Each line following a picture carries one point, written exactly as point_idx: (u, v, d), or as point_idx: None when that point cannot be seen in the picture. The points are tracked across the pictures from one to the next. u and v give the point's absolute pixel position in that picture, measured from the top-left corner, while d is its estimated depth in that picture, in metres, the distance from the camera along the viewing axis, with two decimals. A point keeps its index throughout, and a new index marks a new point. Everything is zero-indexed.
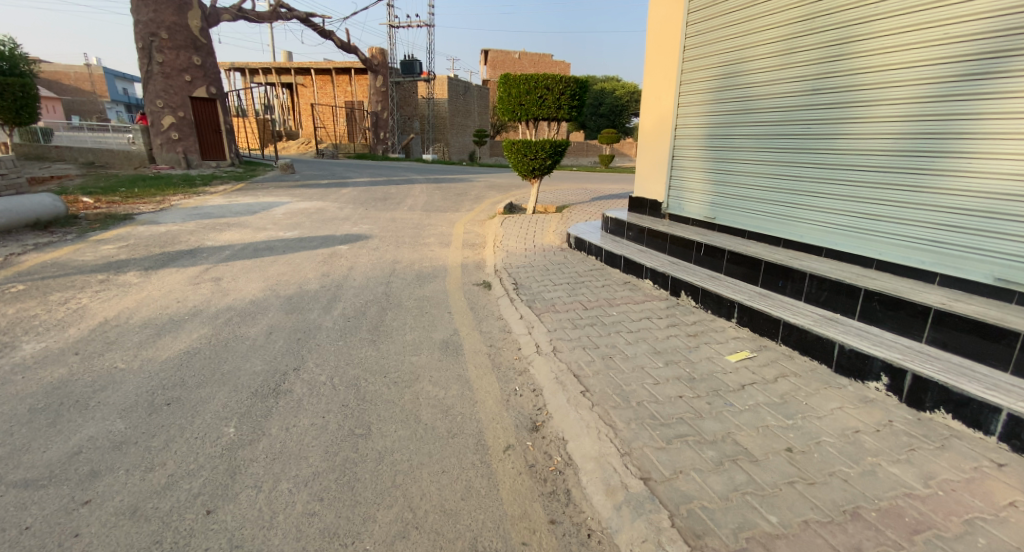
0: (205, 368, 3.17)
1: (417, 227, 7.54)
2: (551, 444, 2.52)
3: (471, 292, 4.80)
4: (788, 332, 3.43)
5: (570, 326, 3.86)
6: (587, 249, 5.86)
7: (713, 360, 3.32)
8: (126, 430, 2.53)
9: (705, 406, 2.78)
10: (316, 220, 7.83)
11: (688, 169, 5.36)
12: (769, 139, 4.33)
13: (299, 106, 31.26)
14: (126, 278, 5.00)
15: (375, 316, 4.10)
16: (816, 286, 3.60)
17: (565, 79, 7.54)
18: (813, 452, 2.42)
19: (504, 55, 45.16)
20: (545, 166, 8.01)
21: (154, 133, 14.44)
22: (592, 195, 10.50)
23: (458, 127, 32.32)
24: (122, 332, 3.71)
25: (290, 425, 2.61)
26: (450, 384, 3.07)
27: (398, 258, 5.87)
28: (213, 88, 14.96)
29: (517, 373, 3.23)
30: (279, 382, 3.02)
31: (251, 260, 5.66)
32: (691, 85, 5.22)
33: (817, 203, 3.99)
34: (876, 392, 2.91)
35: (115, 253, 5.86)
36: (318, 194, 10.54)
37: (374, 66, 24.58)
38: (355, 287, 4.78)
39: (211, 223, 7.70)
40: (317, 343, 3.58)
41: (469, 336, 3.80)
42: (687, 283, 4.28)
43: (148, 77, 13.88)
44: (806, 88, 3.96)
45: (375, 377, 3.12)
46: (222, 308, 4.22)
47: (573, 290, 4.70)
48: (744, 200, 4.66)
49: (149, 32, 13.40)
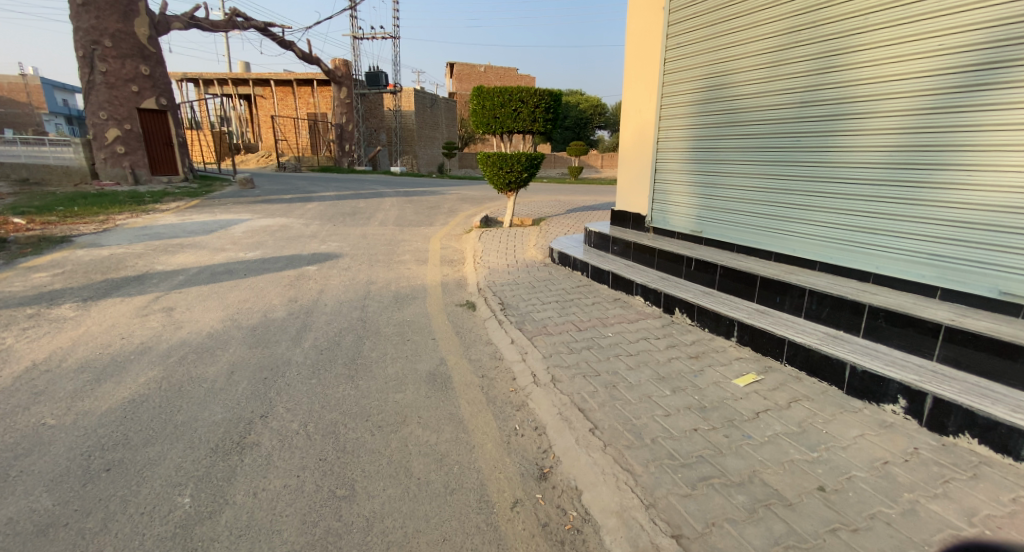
0: (154, 421, 2.77)
1: (390, 244, 7.16)
2: (564, 496, 2.23)
3: (455, 315, 4.49)
4: (793, 351, 3.14)
5: (566, 351, 3.59)
6: (572, 264, 5.64)
7: (720, 385, 3.02)
8: (55, 508, 2.12)
9: (723, 440, 2.47)
10: (280, 239, 7.34)
11: (673, 183, 5.22)
12: (758, 153, 4.20)
13: (257, 118, 30.25)
14: (60, 311, 4.46)
15: (351, 347, 3.72)
16: (817, 302, 3.36)
17: (539, 91, 7.34)
18: (847, 490, 2.14)
19: (470, 68, 45.31)
20: (521, 179, 7.79)
21: (98, 147, 13.54)
22: (568, 207, 10.36)
23: (426, 139, 31.97)
24: (54, 379, 3.24)
25: (258, 489, 2.25)
26: (442, 426, 2.74)
27: (373, 278, 5.49)
28: (164, 99, 14.15)
29: (515, 408, 2.94)
30: (243, 434, 2.65)
31: (208, 285, 5.17)
32: (674, 98, 5.10)
33: (810, 217, 3.86)
34: (893, 416, 2.63)
35: (48, 282, 5.27)
36: (281, 210, 10.00)
37: (338, 77, 23.95)
38: (327, 314, 4.39)
39: (162, 244, 7.12)
40: (287, 382, 3.19)
41: (457, 366, 3.47)
42: (681, 301, 4.07)
43: (90, 88, 13.00)
44: (795, 100, 3.85)
45: (356, 422, 2.77)
46: (175, 344, 3.77)
47: (563, 310, 4.45)
48: (733, 214, 4.52)
49: (91, 39, 12.56)
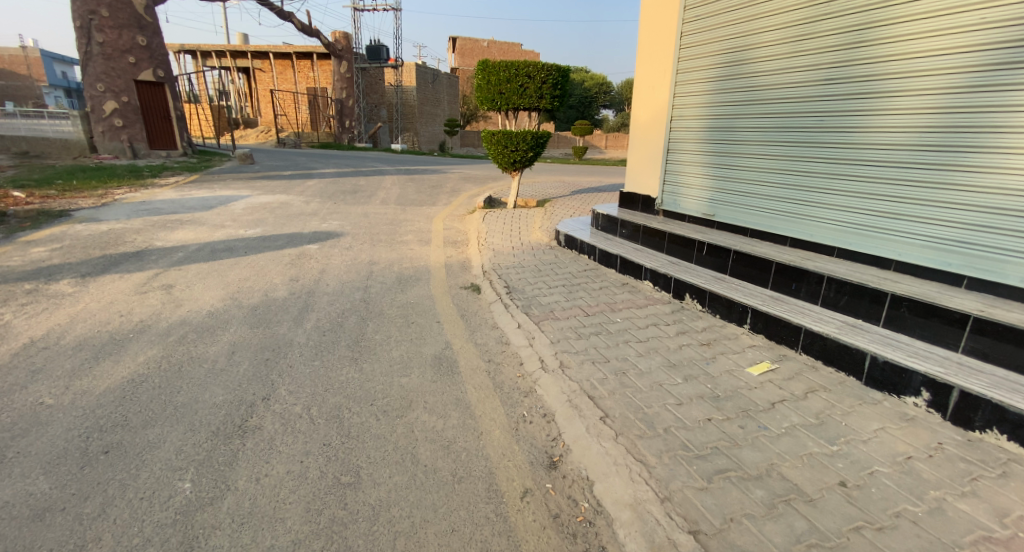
0: (154, 402, 2.70)
1: (392, 223, 7.04)
2: (575, 487, 2.17)
3: (460, 297, 4.40)
4: (809, 340, 3.05)
5: (573, 337, 3.51)
6: (578, 247, 5.54)
7: (733, 373, 2.93)
8: (52, 492, 2.06)
9: (739, 431, 2.38)
10: (280, 216, 7.21)
11: (686, 164, 5.09)
12: (777, 133, 4.07)
13: (256, 93, 29.76)
14: (58, 287, 4.38)
15: (354, 328, 3.64)
16: (835, 289, 3.26)
17: (547, 66, 7.12)
18: (870, 486, 2.07)
19: (472, 44, 44.43)
20: (526, 158, 7.63)
21: (95, 120, 13.30)
22: (571, 187, 10.20)
23: (428, 116, 31.49)
24: (51, 357, 3.17)
25: (261, 475, 2.18)
26: (448, 412, 2.67)
27: (375, 259, 5.39)
28: (161, 71, 13.84)
29: (522, 394, 2.87)
30: (245, 417, 2.58)
31: (208, 262, 5.08)
32: (691, 74, 4.93)
33: (829, 200, 3.75)
34: (915, 409, 2.55)
35: (46, 257, 5.17)
36: (281, 187, 9.84)
37: (338, 50, 23.44)
38: (330, 294, 4.30)
39: (161, 219, 6.99)
40: (289, 364, 3.11)
41: (463, 350, 3.40)
42: (692, 286, 3.98)
43: (87, 59, 12.72)
44: (820, 77, 3.70)
45: (360, 406, 2.70)
46: (174, 323, 3.68)
47: (570, 294, 4.36)
48: (749, 196, 4.41)
49: (86, 9, 12.27)
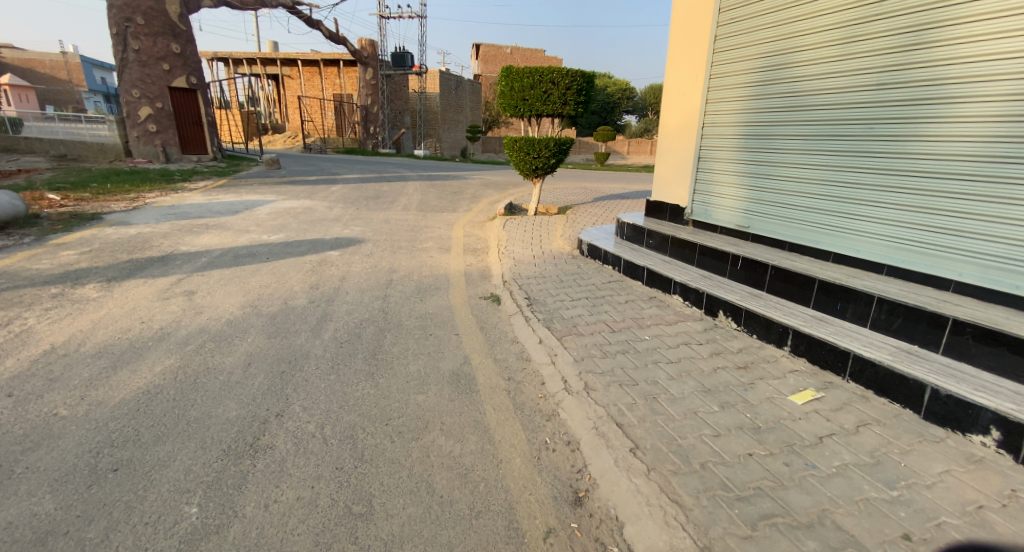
0: (167, 416, 2.62)
1: (413, 230, 6.96)
2: (603, 528, 2.00)
3: (479, 309, 4.26)
4: (859, 368, 2.83)
5: (599, 355, 3.33)
6: (602, 257, 5.35)
7: (774, 402, 2.72)
8: (56, 513, 1.99)
9: (784, 469, 2.18)
10: (303, 222, 7.20)
11: (720, 172, 4.87)
12: (822, 141, 3.85)
13: (285, 99, 30.33)
14: (84, 291, 4.39)
15: (371, 340, 3.53)
16: (886, 311, 3.02)
17: (571, 72, 6.97)
18: (937, 540, 1.85)
19: (496, 50, 44.60)
20: (548, 165, 7.48)
21: (131, 125, 13.66)
22: (594, 195, 10.00)
23: (451, 122, 31.63)
24: (70, 365, 3.13)
25: (269, 501, 2.07)
26: (466, 435, 2.53)
27: (395, 266, 5.30)
28: (194, 78, 14.15)
29: (545, 417, 2.71)
30: (257, 434, 2.48)
31: (230, 268, 5.06)
32: (725, 80, 4.73)
33: (879, 214, 3.50)
34: (983, 449, 2.32)
35: (74, 261, 5.23)
36: (305, 192, 9.89)
37: (364, 57, 23.73)
38: (348, 303, 4.21)
39: (187, 224, 7.05)
40: (304, 378, 3.01)
41: (482, 367, 3.26)
42: (726, 303, 3.77)
43: (124, 66, 13.08)
44: (871, 82, 3.47)
45: (375, 425, 2.58)
46: (193, 331, 3.63)
47: (594, 307, 4.18)
48: (789, 208, 4.18)
49: (123, 17, 12.60)
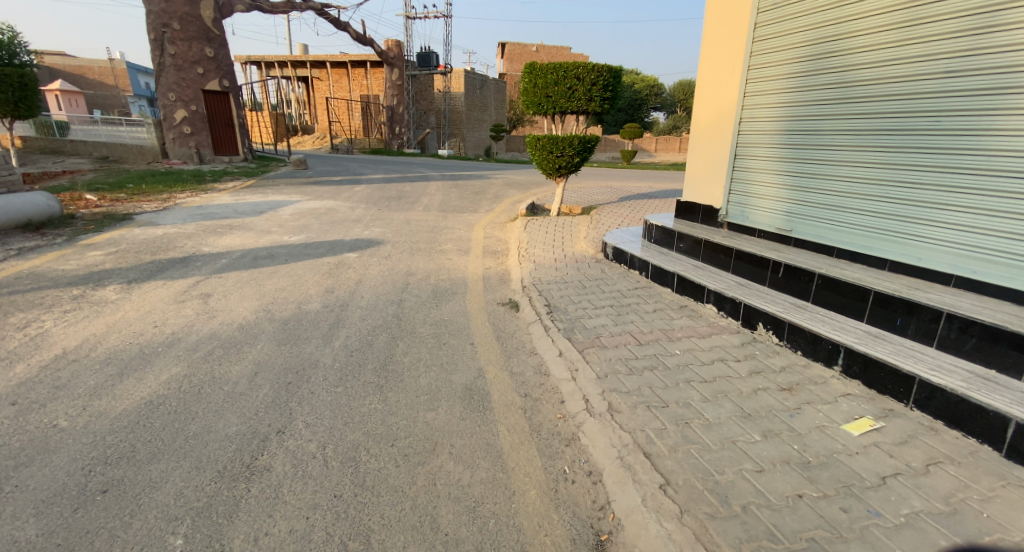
0: (166, 430, 2.46)
1: (432, 231, 6.79)
2: None
3: (497, 315, 4.05)
4: (927, 395, 2.64)
5: (623, 372, 3.07)
6: (628, 261, 5.07)
7: (826, 432, 2.54)
8: (36, 541, 1.85)
9: (841, 516, 2.01)
10: (324, 223, 7.12)
11: (758, 172, 4.55)
12: (879, 136, 3.51)
13: (314, 100, 30.77)
14: (103, 293, 4.31)
15: (383, 349, 3.37)
16: (958, 329, 2.81)
17: (597, 67, 6.68)
18: None
19: (522, 49, 44.41)
20: (572, 164, 7.20)
21: (166, 128, 13.95)
22: (618, 194, 9.70)
23: (476, 122, 31.59)
24: (77, 372, 2.98)
25: (261, 533, 1.91)
26: (477, 461, 2.34)
27: (412, 269, 5.13)
28: (226, 81, 14.37)
29: (564, 442, 2.50)
30: (255, 454, 2.32)
31: (248, 271, 4.96)
32: (766, 70, 4.39)
33: (949, 217, 3.18)
34: None
35: (101, 261, 5.21)
36: (329, 192, 9.86)
37: (391, 58, 23.87)
38: (362, 308, 4.05)
39: (212, 224, 7.05)
40: (311, 390, 2.85)
41: (497, 381, 3.03)
42: (767, 316, 3.50)
43: (160, 70, 13.34)
44: (939, 69, 3.13)
45: (380, 446, 2.40)
46: (204, 336, 3.48)
47: (619, 316, 3.91)
48: (840, 210, 3.85)
49: (160, 22, 12.88)
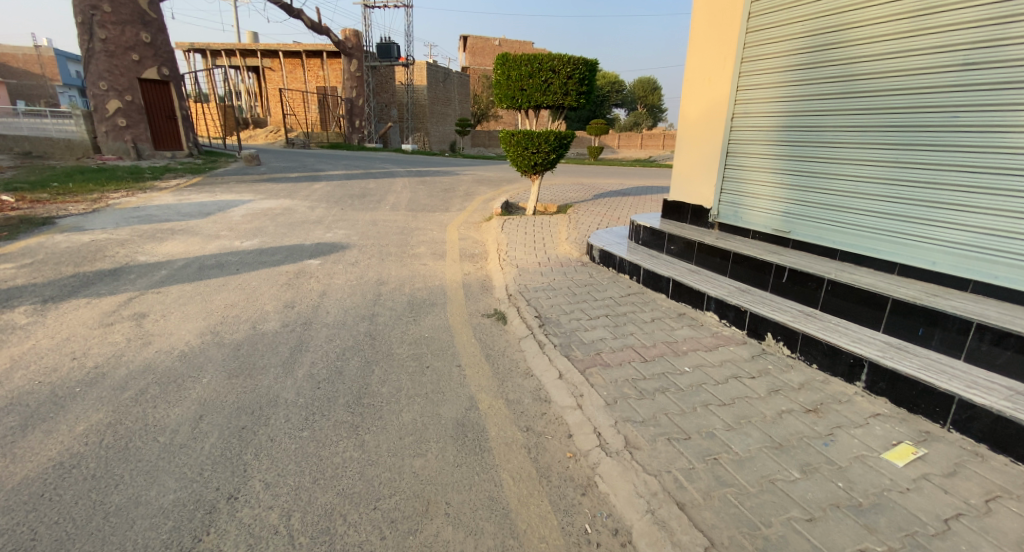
0: (78, 505, 1.93)
1: (402, 233, 6.29)
2: None
3: (483, 330, 3.63)
4: (967, 416, 2.40)
5: (634, 396, 2.72)
6: (617, 264, 4.74)
7: (868, 463, 2.27)
8: None
9: None
10: (281, 225, 6.49)
11: (752, 170, 4.30)
12: (887, 134, 3.29)
13: (266, 91, 29.26)
14: (11, 316, 3.63)
15: (356, 378, 2.90)
16: (990, 341, 2.60)
17: (573, 59, 6.32)
18: None
19: (484, 42, 43.64)
20: (548, 160, 6.84)
21: (98, 119, 12.71)
22: (593, 191, 9.41)
23: (438, 116, 30.75)
24: None
25: None
26: (481, 524, 1.94)
27: (383, 277, 4.64)
28: (165, 69, 13.23)
29: (580, 490, 2.13)
30: (198, 533, 1.84)
31: (192, 284, 4.35)
32: (761, 63, 4.13)
33: (966, 219, 2.98)
34: None
35: (11, 276, 4.47)
36: (285, 191, 9.15)
37: (347, 48, 22.71)
38: (328, 327, 3.55)
39: (150, 228, 6.29)
40: (270, 436, 2.36)
41: (493, 413, 2.62)
42: (777, 325, 3.23)
43: (89, 56, 12.14)
44: (956, 61, 2.92)
45: (360, 510, 1.96)
46: (136, 370, 2.91)
47: (617, 328, 3.56)
48: (844, 211, 3.63)
49: (88, 4, 11.72)
